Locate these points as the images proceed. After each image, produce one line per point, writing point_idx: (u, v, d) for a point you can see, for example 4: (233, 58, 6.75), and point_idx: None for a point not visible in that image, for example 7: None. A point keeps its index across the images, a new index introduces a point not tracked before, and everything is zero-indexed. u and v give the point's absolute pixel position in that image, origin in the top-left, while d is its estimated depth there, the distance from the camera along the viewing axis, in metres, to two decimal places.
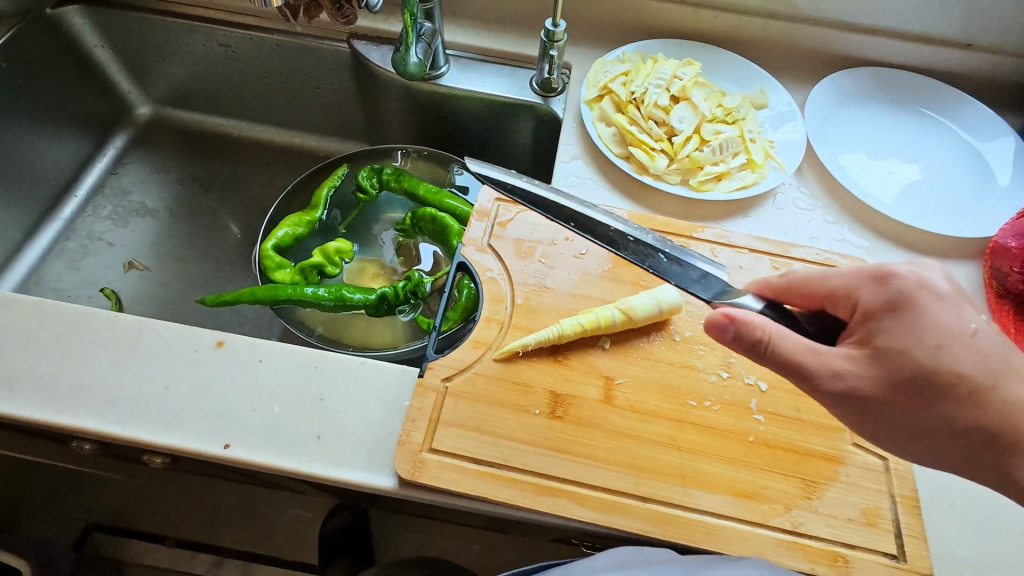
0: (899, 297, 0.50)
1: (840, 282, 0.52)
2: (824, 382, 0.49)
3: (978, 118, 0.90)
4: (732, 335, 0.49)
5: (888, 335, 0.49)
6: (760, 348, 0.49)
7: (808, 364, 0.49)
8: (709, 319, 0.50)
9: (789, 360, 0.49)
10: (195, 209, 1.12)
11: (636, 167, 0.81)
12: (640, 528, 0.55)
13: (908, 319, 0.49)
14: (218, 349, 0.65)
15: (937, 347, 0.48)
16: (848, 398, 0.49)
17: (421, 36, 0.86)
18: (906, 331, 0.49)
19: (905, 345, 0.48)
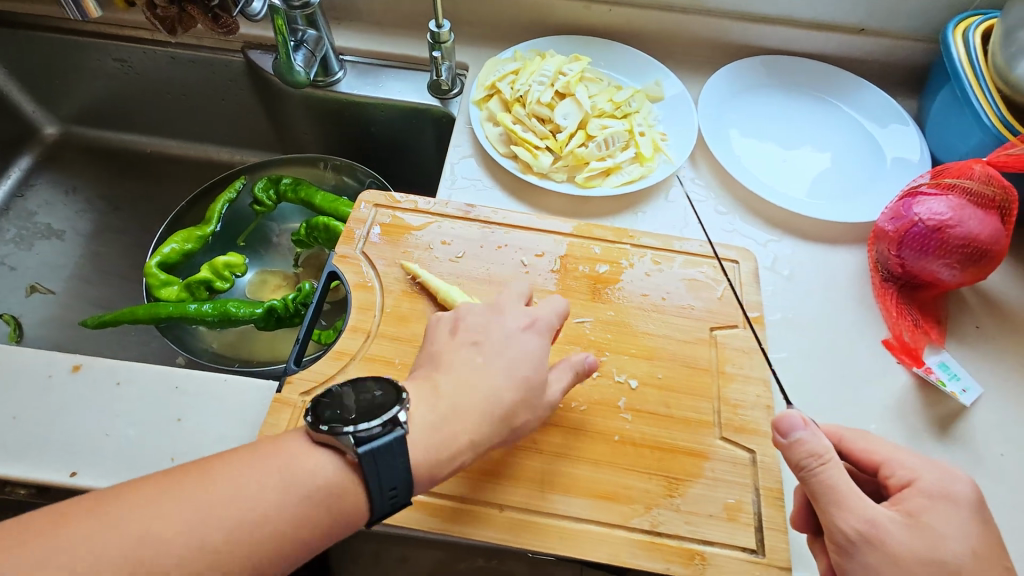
0: (959, 497, 0.47)
1: (907, 458, 0.50)
2: (843, 513, 0.46)
3: (873, 101, 0.89)
4: (792, 437, 0.48)
5: (933, 517, 0.46)
6: (810, 462, 0.48)
7: (846, 497, 0.46)
8: (784, 412, 0.50)
9: (829, 480, 0.46)
10: (107, 229, 1.04)
11: (521, 166, 0.80)
12: (495, 537, 0.54)
13: (955, 518, 0.46)
14: (74, 373, 0.63)
15: (957, 548, 0.45)
16: (853, 541, 0.45)
17: (302, 44, 0.85)
18: (949, 527, 0.46)
19: (941, 531, 0.45)
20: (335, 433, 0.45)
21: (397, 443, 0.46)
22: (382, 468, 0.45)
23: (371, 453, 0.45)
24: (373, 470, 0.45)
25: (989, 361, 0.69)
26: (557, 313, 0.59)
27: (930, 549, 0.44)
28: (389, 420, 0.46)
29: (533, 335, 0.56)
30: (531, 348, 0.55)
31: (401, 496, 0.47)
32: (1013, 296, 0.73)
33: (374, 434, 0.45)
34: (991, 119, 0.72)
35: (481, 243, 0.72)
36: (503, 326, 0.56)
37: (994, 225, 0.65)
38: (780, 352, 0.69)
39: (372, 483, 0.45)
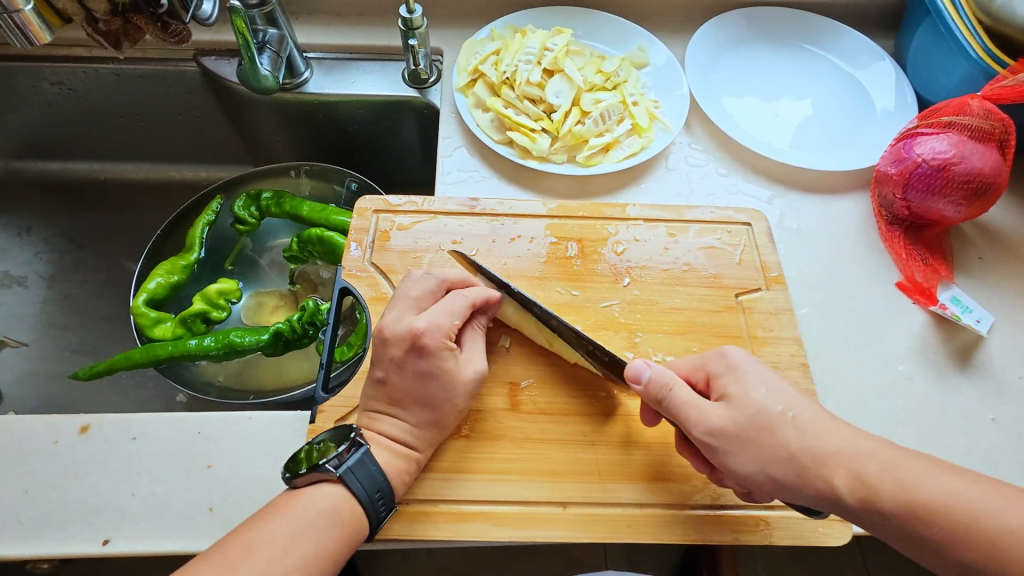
0: (742, 363, 0.52)
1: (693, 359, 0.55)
2: (696, 425, 0.49)
3: (855, 44, 0.89)
4: (643, 380, 0.51)
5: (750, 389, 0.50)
6: (664, 392, 0.51)
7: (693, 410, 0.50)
8: (627, 365, 0.53)
9: (679, 405, 0.50)
10: (72, 268, 0.97)
11: (518, 151, 0.77)
12: (562, 535, 0.53)
13: (751, 375, 0.51)
14: (83, 435, 0.58)
15: (763, 393, 0.50)
16: (708, 437, 0.49)
17: (265, 46, 0.79)
18: (753, 385, 0.50)
19: (748, 393, 0.50)
20: (313, 471, 0.49)
21: (365, 457, 0.51)
22: (362, 480, 0.50)
23: (348, 471, 0.50)
24: (355, 483, 0.49)
25: (996, 291, 0.71)
26: (444, 321, 0.55)
27: (753, 408, 0.49)
28: (351, 444, 0.51)
29: (425, 359, 0.54)
30: (430, 372, 0.54)
31: (389, 499, 0.51)
32: (1009, 225, 0.76)
33: (343, 459, 0.50)
34: (977, 52, 0.72)
35: (493, 237, 0.69)
36: (390, 360, 0.54)
37: (994, 158, 0.66)
38: (803, 308, 0.70)
39: (359, 494, 0.49)
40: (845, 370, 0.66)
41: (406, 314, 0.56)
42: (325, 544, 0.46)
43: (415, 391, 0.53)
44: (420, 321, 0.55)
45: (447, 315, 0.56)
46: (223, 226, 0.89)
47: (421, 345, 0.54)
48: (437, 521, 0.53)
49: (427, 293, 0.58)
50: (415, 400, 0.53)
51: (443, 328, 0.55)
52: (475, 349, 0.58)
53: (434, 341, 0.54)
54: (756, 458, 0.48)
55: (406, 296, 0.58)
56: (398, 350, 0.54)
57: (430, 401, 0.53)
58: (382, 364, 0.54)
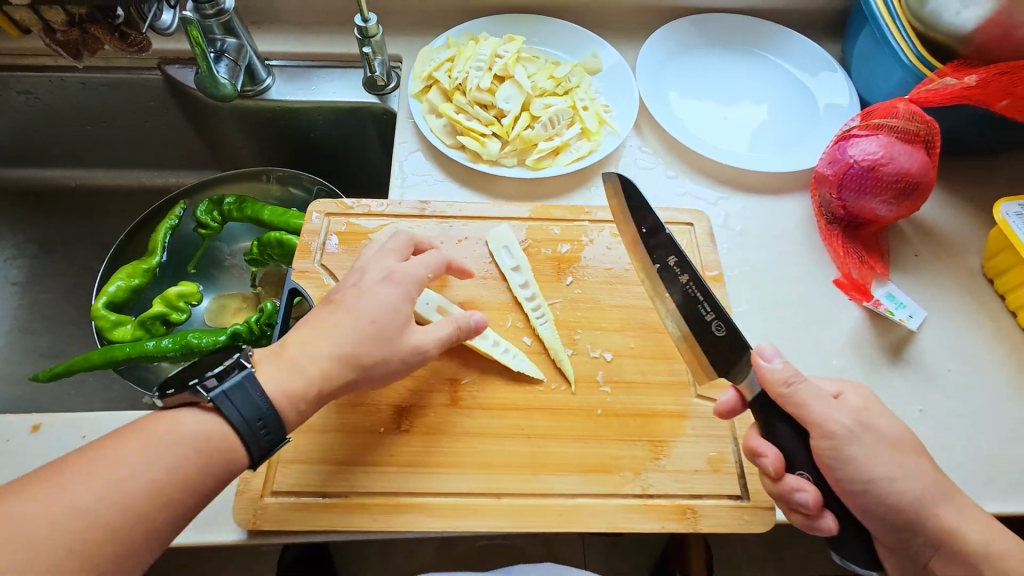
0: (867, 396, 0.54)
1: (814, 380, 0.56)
2: (831, 413, 0.48)
3: (802, 50, 0.92)
4: (776, 362, 0.50)
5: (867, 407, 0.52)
6: (795, 379, 0.49)
7: (826, 403, 0.48)
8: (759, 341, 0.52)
9: (810, 396, 0.49)
10: (42, 274, 0.98)
11: (470, 155, 0.79)
12: (495, 526, 0.55)
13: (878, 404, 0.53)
14: (34, 433, 0.60)
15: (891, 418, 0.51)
16: (844, 432, 0.47)
17: (223, 54, 0.81)
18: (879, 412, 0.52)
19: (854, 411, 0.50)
20: (184, 391, 0.47)
21: (245, 382, 0.48)
22: (241, 407, 0.47)
23: (223, 395, 0.47)
24: (231, 410, 0.47)
25: (929, 287, 0.74)
26: (423, 269, 0.58)
27: (892, 431, 0.50)
28: (235, 367, 0.49)
29: (398, 290, 0.56)
30: (391, 306, 0.54)
31: (275, 431, 0.48)
32: (944, 224, 0.78)
33: (222, 382, 0.48)
34: (910, 58, 0.75)
35: (440, 239, 0.71)
36: (356, 286, 0.56)
37: (921, 158, 0.68)
38: (743, 305, 0.72)
39: (236, 420, 0.47)
40: None
41: (386, 256, 0.59)
42: (184, 463, 0.45)
43: (376, 325, 0.53)
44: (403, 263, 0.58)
45: (427, 264, 0.59)
46: (186, 231, 0.91)
47: (396, 279, 0.56)
48: (372, 513, 0.55)
49: (402, 243, 0.61)
50: (367, 331, 0.53)
51: (417, 275, 0.57)
52: (433, 331, 0.57)
53: (409, 277, 0.57)
54: (890, 468, 0.48)
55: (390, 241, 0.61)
56: (368, 277, 0.57)
57: (378, 333, 0.53)
58: (346, 287, 0.56)
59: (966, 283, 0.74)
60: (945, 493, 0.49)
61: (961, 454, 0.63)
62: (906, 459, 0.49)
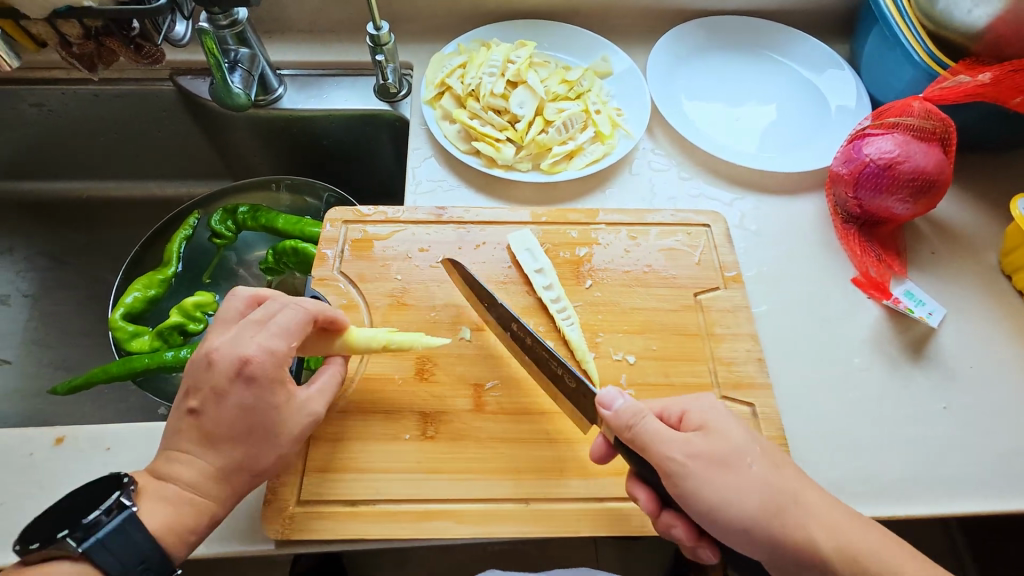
0: (715, 409, 0.53)
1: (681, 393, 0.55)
2: (671, 455, 0.48)
3: (812, 50, 0.92)
4: (615, 407, 0.51)
5: (711, 433, 0.50)
6: (637, 421, 0.50)
7: (664, 446, 0.49)
8: (598, 391, 0.52)
9: (651, 434, 0.49)
10: (55, 286, 0.98)
11: (485, 161, 0.79)
12: (523, 531, 0.55)
13: (722, 420, 0.51)
14: (58, 446, 0.60)
15: (743, 440, 0.50)
16: (684, 466, 0.48)
17: (237, 65, 0.82)
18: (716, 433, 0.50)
19: (668, 449, 0.49)
20: (46, 545, 0.44)
21: (126, 524, 0.46)
22: (119, 555, 0.45)
23: (98, 544, 0.45)
24: (109, 560, 0.45)
25: (947, 284, 0.74)
26: (281, 350, 0.52)
27: (726, 449, 0.49)
28: (104, 512, 0.46)
29: (252, 389, 0.50)
30: (255, 405, 0.51)
31: (158, 567, 0.47)
32: (960, 220, 0.78)
33: (96, 531, 0.45)
34: (921, 56, 0.75)
35: (458, 244, 0.71)
36: (212, 387, 0.50)
37: (937, 156, 0.68)
38: (761, 305, 0.72)
39: (111, 570, 0.45)
40: (801, 364, 0.68)
41: (243, 336, 0.52)
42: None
43: (249, 426, 0.50)
44: (253, 347, 0.51)
45: (275, 347, 0.52)
46: (201, 240, 0.91)
47: (247, 373, 0.50)
48: (400, 521, 0.54)
49: (266, 317, 0.54)
50: (235, 438, 0.50)
51: (276, 356, 0.51)
52: (323, 390, 0.55)
53: (265, 371, 0.51)
54: (729, 495, 0.47)
55: (250, 319, 0.53)
56: (222, 376, 0.50)
57: (252, 434, 0.51)
58: (202, 392, 0.50)
59: (984, 279, 0.74)
60: (786, 503, 0.48)
61: (985, 451, 0.63)
62: (747, 482, 0.48)
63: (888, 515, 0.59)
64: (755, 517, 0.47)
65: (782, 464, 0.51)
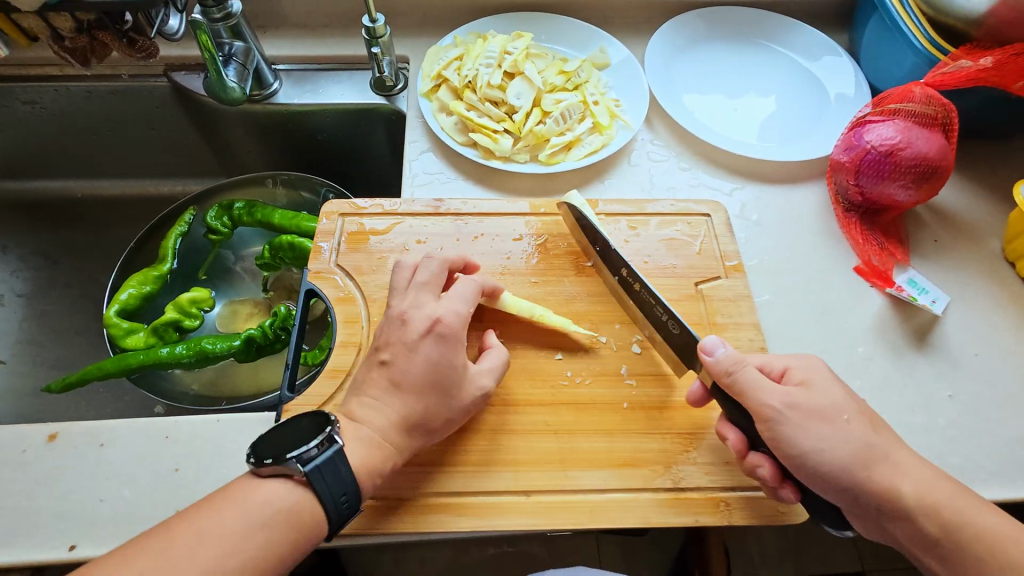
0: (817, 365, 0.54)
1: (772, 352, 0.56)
2: (766, 398, 0.50)
3: (810, 39, 0.91)
4: (717, 355, 0.53)
5: (812, 385, 0.52)
6: (736, 370, 0.52)
7: (766, 391, 0.50)
8: (701, 340, 0.54)
9: (755, 380, 0.51)
10: (49, 286, 0.97)
11: (482, 152, 0.79)
12: (526, 523, 0.54)
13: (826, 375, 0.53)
14: (50, 443, 0.59)
15: (840, 395, 0.51)
16: (784, 411, 0.49)
17: (231, 58, 0.81)
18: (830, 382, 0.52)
19: (828, 385, 0.52)
20: (280, 463, 0.47)
21: (336, 456, 0.48)
22: (331, 481, 0.48)
23: (314, 471, 0.47)
24: (322, 486, 0.47)
25: (950, 271, 0.73)
26: (460, 306, 0.57)
27: (831, 398, 0.51)
28: (326, 441, 0.48)
29: (443, 346, 0.54)
30: (446, 358, 0.54)
31: (354, 499, 0.49)
32: (962, 207, 0.78)
33: (314, 456, 0.48)
34: (921, 41, 0.75)
35: (456, 236, 0.71)
36: (403, 344, 0.54)
37: (939, 141, 0.68)
38: (763, 295, 0.71)
39: (323, 496, 0.48)
40: (805, 353, 0.67)
41: (422, 301, 0.57)
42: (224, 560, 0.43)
43: (422, 380, 0.53)
44: (441, 308, 0.56)
45: (462, 305, 0.57)
46: (196, 237, 0.90)
47: (440, 331, 0.55)
48: (404, 514, 0.54)
49: (434, 275, 0.59)
50: (421, 392, 0.53)
51: (459, 315, 0.56)
52: (489, 367, 0.57)
53: (455, 324, 0.55)
54: (821, 443, 0.48)
55: (418, 281, 0.58)
56: (413, 333, 0.55)
57: (438, 387, 0.53)
58: (393, 347, 0.54)
59: (989, 266, 0.73)
60: (875, 458, 0.48)
61: (994, 438, 0.62)
62: (837, 428, 0.49)
63: None
64: (847, 465, 0.48)
65: (881, 427, 0.51)
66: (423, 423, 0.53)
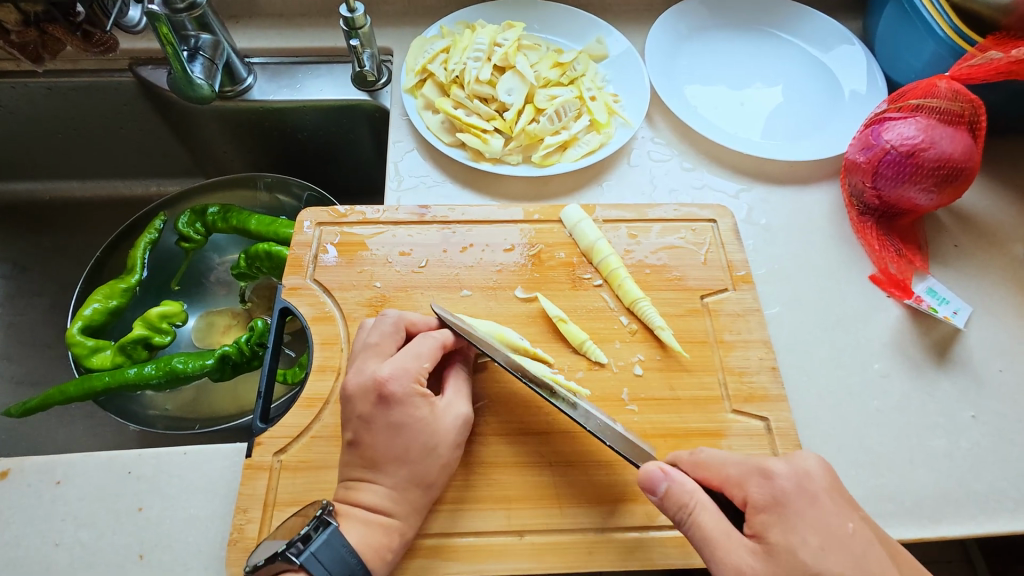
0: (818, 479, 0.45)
1: (736, 471, 0.46)
2: (716, 567, 0.42)
3: (821, 28, 0.85)
4: (661, 492, 0.45)
5: (780, 532, 0.42)
6: (682, 515, 0.44)
7: (716, 547, 0.42)
8: (642, 470, 0.46)
9: (707, 532, 0.43)
10: (15, 295, 0.91)
11: (471, 154, 0.73)
12: (520, 568, 0.49)
13: None
14: (2, 482, 0.54)
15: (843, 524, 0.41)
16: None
17: (197, 52, 0.74)
18: (813, 523, 0.42)
19: (794, 546, 0.41)
20: (273, 560, 0.43)
21: (332, 537, 0.44)
22: (333, 568, 0.43)
23: (312, 557, 0.43)
24: (321, 571, 0.43)
25: (972, 280, 0.68)
26: (409, 364, 0.51)
27: (796, 568, 0.41)
28: (317, 524, 0.45)
29: (394, 410, 0.49)
30: (401, 423, 0.49)
31: None
32: (983, 209, 0.73)
33: (307, 543, 0.44)
34: (944, 29, 0.69)
35: (443, 247, 0.65)
36: (358, 417, 0.49)
37: (964, 141, 0.63)
38: (773, 307, 0.66)
39: None
40: (818, 371, 0.63)
41: (368, 365, 0.52)
42: None
43: (404, 448, 0.48)
44: (385, 368, 0.51)
45: (413, 360, 0.51)
46: (167, 244, 0.85)
47: (383, 396, 0.49)
48: None
49: (385, 338, 0.53)
50: (404, 458, 0.48)
51: (410, 372, 0.51)
52: (458, 392, 0.53)
53: (402, 389, 0.50)
54: None
55: (365, 345, 0.53)
56: (365, 406, 0.50)
57: (401, 450, 0.49)
58: (351, 424, 0.50)
59: (1012, 272, 0.69)
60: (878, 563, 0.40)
61: (1020, 463, 0.58)
62: None
63: (918, 538, 0.54)
64: None
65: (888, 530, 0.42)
66: (402, 461, 0.48)
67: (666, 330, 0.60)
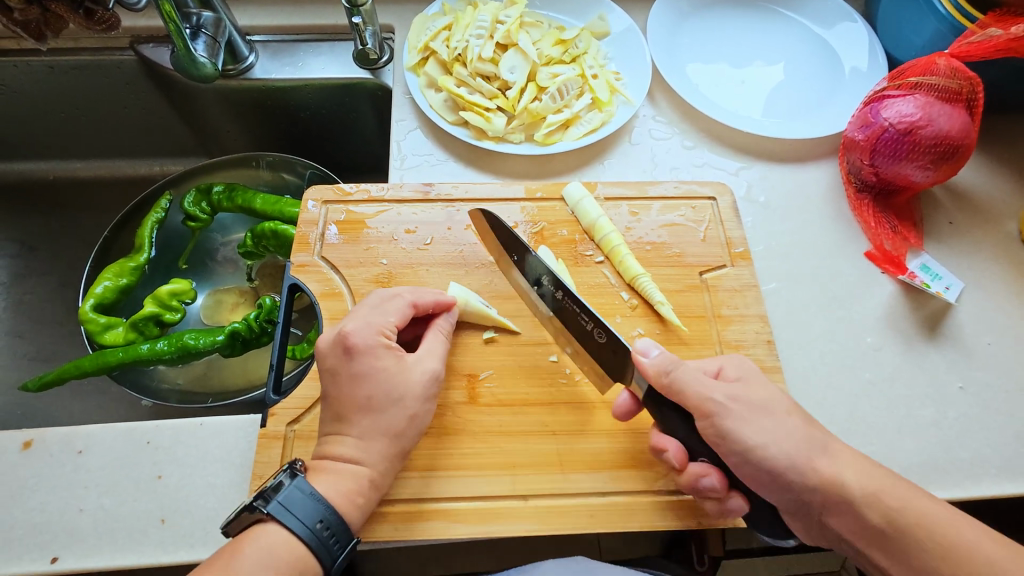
0: (749, 374, 0.51)
1: (693, 363, 0.53)
2: (704, 414, 0.47)
3: (823, 4, 0.85)
4: (649, 363, 0.50)
5: (742, 398, 0.49)
6: (664, 381, 0.49)
7: (699, 401, 0.48)
8: (630, 352, 0.51)
9: (686, 391, 0.48)
10: (25, 273, 0.92)
11: (473, 132, 0.74)
12: (523, 529, 0.52)
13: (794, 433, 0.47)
14: (26, 451, 0.56)
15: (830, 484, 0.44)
16: (716, 441, 0.47)
17: (200, 30, 0.74)
18: (763, 396, 0.49)
19: (738, 445, 0.46)
20: (244, 513, 0.45)
21: (298, 487, 0.47)
22: (300, 513, 0.46)
23: (281, 506, 0.46)
24: (291, 517, 0.45)
25: (965, 256, 0.70)
26: (375, 319, 0.53)
27: (762, 425, 0.47)
28: (285, 476, 0.47)
29: (358, 359, 0.51)
30: (363, 373, 0.51)
31: (341, 533, 0.47)
32: (979, 186, 0.74)
33: (275, 495, 0.46)
34: (946, 7, 0.70)
35: (447, 224, 0.67)
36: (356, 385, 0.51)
37: (962, 118, 0.63)
38: (770, 283, 0.68)
39: (299, 528, 0.45)
40: (812, 345, 0.65)
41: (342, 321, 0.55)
42: None
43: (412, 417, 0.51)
44: (352, 322, 0.53)
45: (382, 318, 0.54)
46: (173, 224, 0.86)
47: (347, 346, 0.52)
48: (396, 522, 0.51)
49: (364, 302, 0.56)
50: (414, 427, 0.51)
51: (375, 325, 0.53)
52: (429, 351, 0.55)
53: (365, 340, 0.52)
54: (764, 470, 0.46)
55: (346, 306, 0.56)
56: (334, 358, 0.52)
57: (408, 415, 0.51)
58: (322, 375, 0.52)
59: (1004, 248, 0.70)
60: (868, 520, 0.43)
61: (1005, 430, 0.60)
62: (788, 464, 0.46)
63: None
64: None
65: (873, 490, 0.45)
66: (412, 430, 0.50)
67: (666, 305, 0.62)
